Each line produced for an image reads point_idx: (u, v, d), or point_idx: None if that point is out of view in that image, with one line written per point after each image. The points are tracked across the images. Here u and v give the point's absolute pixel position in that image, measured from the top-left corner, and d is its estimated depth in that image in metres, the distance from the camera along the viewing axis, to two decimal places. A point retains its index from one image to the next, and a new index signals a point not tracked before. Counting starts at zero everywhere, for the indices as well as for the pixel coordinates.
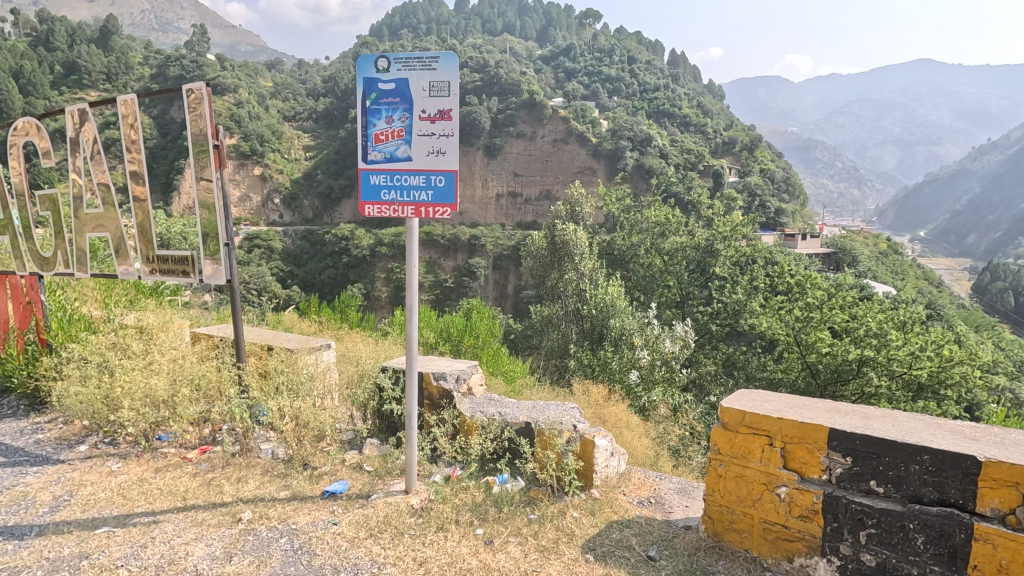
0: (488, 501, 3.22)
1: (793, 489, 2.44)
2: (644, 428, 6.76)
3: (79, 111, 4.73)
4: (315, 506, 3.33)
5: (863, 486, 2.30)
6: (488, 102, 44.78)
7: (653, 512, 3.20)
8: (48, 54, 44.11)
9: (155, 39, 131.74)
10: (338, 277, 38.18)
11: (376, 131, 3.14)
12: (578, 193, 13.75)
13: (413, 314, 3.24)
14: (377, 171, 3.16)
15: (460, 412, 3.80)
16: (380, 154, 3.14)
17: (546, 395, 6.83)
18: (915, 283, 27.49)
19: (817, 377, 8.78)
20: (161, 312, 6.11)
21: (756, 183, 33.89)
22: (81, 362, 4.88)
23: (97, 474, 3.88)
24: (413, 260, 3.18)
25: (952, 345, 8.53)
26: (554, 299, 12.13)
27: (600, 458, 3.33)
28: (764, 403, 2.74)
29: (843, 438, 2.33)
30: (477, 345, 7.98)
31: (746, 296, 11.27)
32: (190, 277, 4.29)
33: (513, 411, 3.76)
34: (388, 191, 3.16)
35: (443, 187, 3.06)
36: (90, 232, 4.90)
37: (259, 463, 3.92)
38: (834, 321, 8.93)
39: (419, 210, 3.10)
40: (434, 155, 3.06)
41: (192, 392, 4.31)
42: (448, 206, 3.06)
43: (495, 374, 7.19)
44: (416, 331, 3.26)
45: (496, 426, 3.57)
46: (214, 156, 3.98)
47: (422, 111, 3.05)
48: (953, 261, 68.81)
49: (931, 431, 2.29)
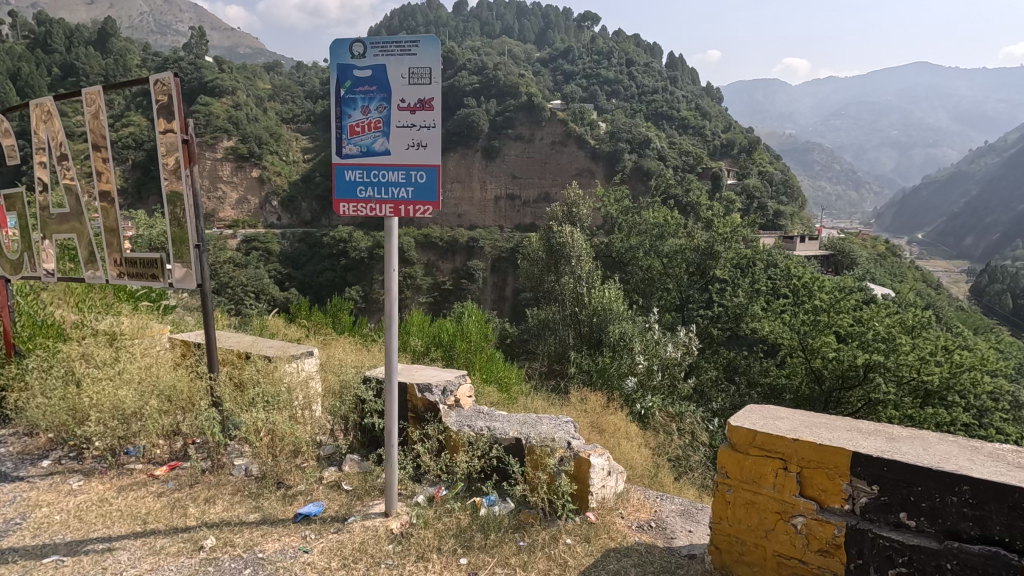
0: (473, 526, 2.94)
1: (811, 520, 2.18)
2: (643, 437, 6.52)
3: (44, 107, 4.46)
4: (287, 530, 3.05)
5: (890, 518, 2.05)
6: (487, 104, 44.57)
7: (654, 539, 2.93)
8: (45, 57, 44.02)
9: (153, 41, 131.64)
10: (336, 279, 37.81)
11: (351, 123, 2.88)
12: (575, 193, 13.42)
13: (391, 321, 2.98)
14: (352, 166, 2.90)
15: (446, 427, 3.53)
16: (355, 147, 2.88)
17: (541, 404, 6.55)
18: (914, 286, 27.30)
19: (822, 383, 8.52)
20: (137, 317, 5.85)
21: (754, 186, 33.75)
22: (48, 373, 4.60)
23: (54, 494, 3.59)
24: (392, 264, 2.94)
25: (961, 350, 8.28)
26: (551, 302, 11.85)
27: (595, 479, 3.05)
28: (773, 419, 2.51)
29: (866, 463, 2.07)
30: (470, 351, 7.68)
31: (748, 300, 11.07)
32: (159, 281, 4.01)
33: (503, 426, 3.49)
34: (364, 188, 2.90)
35: (424, 183, 2.82)
36: (55, 234, 4.62)
37: (230, 482, 3.64)
38: (838, 325, 8.72)
39: (399, 209, 2.85)
40: (415, 148, 2.81)
41: (161, 404, 4.03)
42: (430, 203, 2.82)
43: (488, 382, 6.84)
44: (395, 337, 2.99)
45: (484, 443, 3.31)
46: (183, 150, 3.72)
47: (400, 100, 2.79)
48: (952, 263, 68.49)
49: (968, 456, 2.04)
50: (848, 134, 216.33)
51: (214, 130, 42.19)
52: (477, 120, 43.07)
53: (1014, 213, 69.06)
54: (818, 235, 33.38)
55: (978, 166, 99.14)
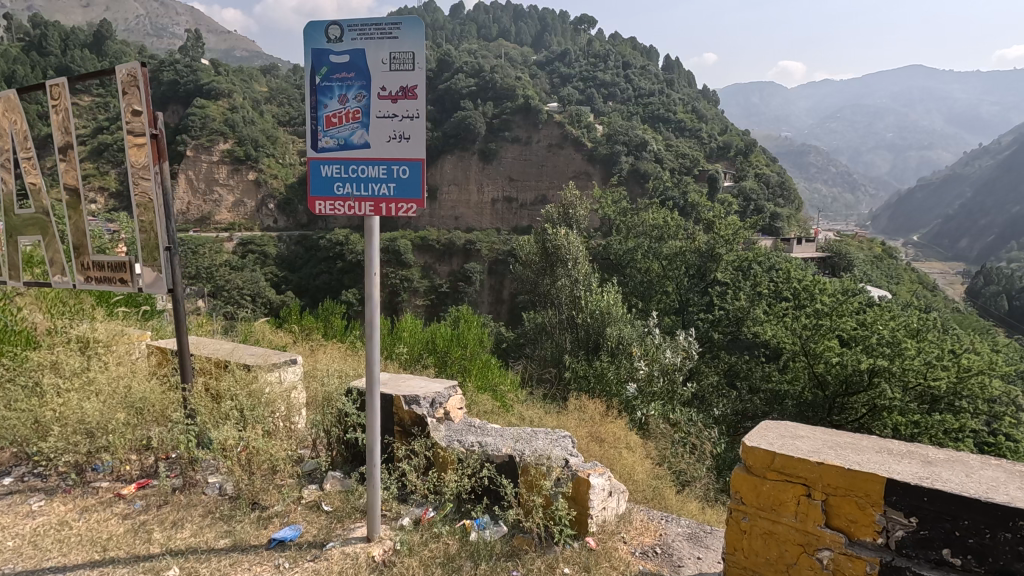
0: (462, 553, 2.68)
1: (838, 554, 1.95)
2: (645, 448, 6.28)
3: (8, 102, 4.19)
4: (259, 558, 2.79)
5: (931, 555, 1.82)
6: (483, 107, 44.26)
7: (658, 568, 2.69)
8: (41, 60, 43.77)
9: (149, 43, 130.97)
10: (333, 282, 37.29)
11: (327, 113, 2.63)
12: (572, 194, 13.08)
13: (373, 328, 2.73)
14: (329, 160, 2.65)
15: (433, 442, 3.29)
16: (331, 139, 2.63)
17: (537, 412, 6.30)
18: (910, 287, 27.17)
19: (825, 389, 8.31)
20: (114, 323, 5.59)
21: (750, 188, 33.60)
22: (15, 384, 4.34)
23: (10, 516, 3.31)
24: (374, 266, 2.69)
25: (969, 353, 8.00)
26: (548, 306, 11.56)
27: (595, 502, 2.81)
28: (793, 435, 2.30)
29: (903, 492, 1.84)
30: (465, 358, 7.40)
31: (750, 304, 10.81)
32: (128, 286, 3.75)
33: (495, 441, 3.28)
34: (341, 184, 2.66)
35: (407, 179, 2.58)
36: (20, 237, 4.35)
37: (202, 502, 3.39)
38: (842, 329, 8.47)
39: (380, 207, 2.62)
40: (397, 141, 2.56)
41: (130, 416, 3.75)
42: (414, 202, 2.58)
43: (483, 390, 6.54)
44: (377, 346, 2.74)
45: (474, 461, 3.08)
46: (151, 147, 3.45)
47: (380, 88, 2.55)
48: (946, 265, 68.37)
49: (1017, 485, 1.81)
50: (843, 136, 217.06)
51: (210, 133, 42.15)
52: (474, 122, 42.89)
53: (1009, 215, 69.01)
54: (814, 237, 33.16)
55: (972, 167, 99.47)
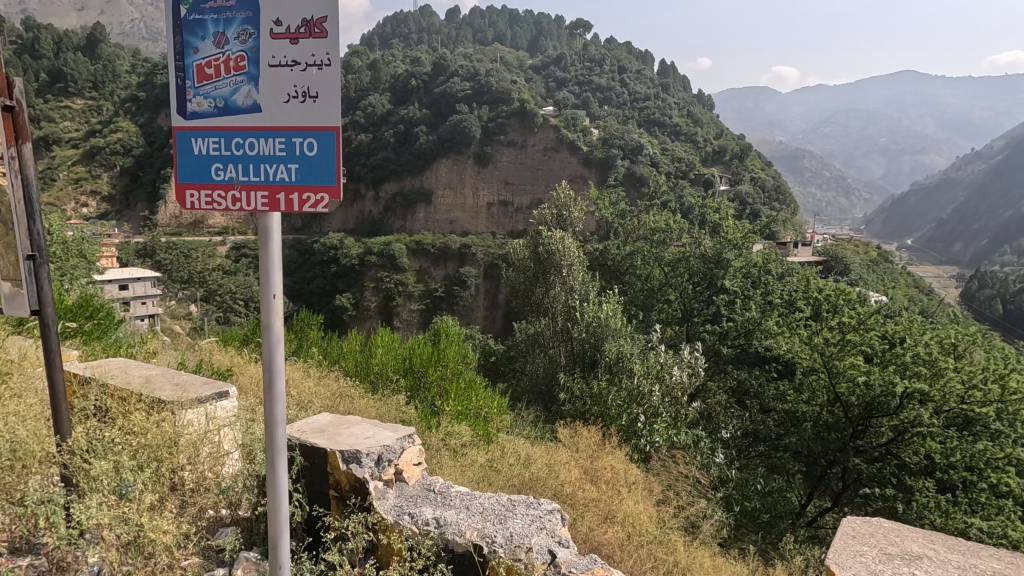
0: None
1: None
2: (647, 483, 5.48)
3: None
4: None
5: None
6: (479, 110, 43.20)
7: None
8: (32, 62, 43.81)
9: (143, 47, 129.54)
10: (327, 287, 36.47)
11: (199, 60, 1.77)
12: (566, 195, 12.08)
13: (275, 372, 1.92)
14: (202, 131, 1.80)
15: (379, 517, 2.50)
16: (204, 101, 1.79)
17: (525, 443, 5.50)
18: (908, 291, 26.16)
19: (848, 412, 7.57)
20: (17, 344, 4.68)
21: (746, 192, 32.59)
22: None
23: None
24: (274, 285, 1.88)
25: (1010, 374, 7.24)
26: (540, 316, 10.59)
27: None
28: (874, 531, 3.11)
29: None
30: (446, 378, 6.51)
31: (761, 314, 10.04)
32: None
33: (460, 516, 2.50)
34: (221, 164, 1.81)
35: (315, 159, 1.75)
36: None
37: None
38: (866, 344, 7.72)
39: (277, 199, 1.79)
40: (300, 102, 1.74)
41: None
42: (327, 190, 1.76)
43: (462, 417, 5.74)
44: (281, 396, 1.94)
45: (429, 547, 2.31)
46: (5, 125, 2.58)
47: (273, 22, 1.71)
48: (939, 269, 67.53)
49: None
50: (837, 140, 216.80)
51: None
52: (470, 126, 41.97)
53: (1002, 219, 68.35)
54: (810, 242, 32.44)
55: (965, 171, 98.85)
